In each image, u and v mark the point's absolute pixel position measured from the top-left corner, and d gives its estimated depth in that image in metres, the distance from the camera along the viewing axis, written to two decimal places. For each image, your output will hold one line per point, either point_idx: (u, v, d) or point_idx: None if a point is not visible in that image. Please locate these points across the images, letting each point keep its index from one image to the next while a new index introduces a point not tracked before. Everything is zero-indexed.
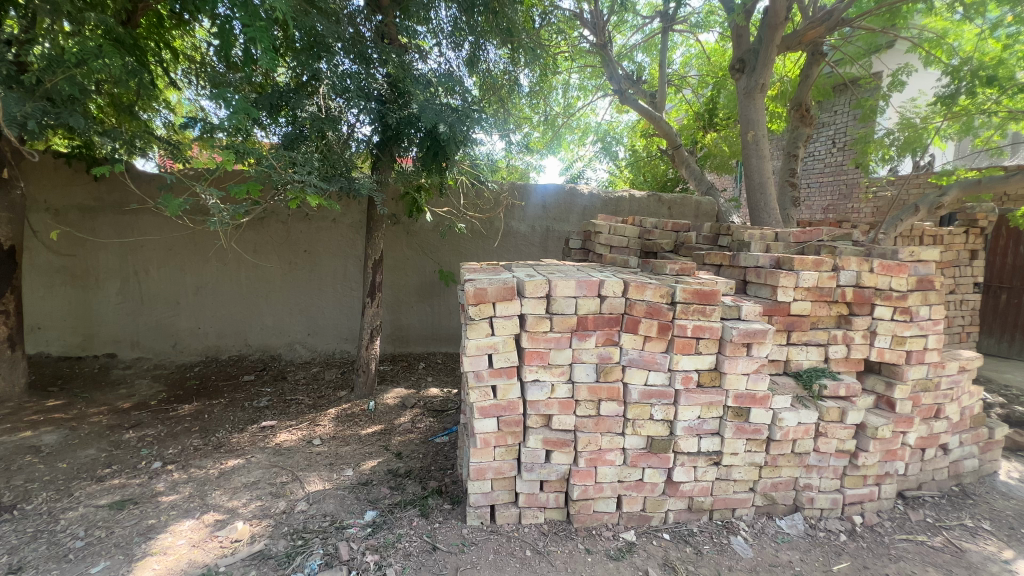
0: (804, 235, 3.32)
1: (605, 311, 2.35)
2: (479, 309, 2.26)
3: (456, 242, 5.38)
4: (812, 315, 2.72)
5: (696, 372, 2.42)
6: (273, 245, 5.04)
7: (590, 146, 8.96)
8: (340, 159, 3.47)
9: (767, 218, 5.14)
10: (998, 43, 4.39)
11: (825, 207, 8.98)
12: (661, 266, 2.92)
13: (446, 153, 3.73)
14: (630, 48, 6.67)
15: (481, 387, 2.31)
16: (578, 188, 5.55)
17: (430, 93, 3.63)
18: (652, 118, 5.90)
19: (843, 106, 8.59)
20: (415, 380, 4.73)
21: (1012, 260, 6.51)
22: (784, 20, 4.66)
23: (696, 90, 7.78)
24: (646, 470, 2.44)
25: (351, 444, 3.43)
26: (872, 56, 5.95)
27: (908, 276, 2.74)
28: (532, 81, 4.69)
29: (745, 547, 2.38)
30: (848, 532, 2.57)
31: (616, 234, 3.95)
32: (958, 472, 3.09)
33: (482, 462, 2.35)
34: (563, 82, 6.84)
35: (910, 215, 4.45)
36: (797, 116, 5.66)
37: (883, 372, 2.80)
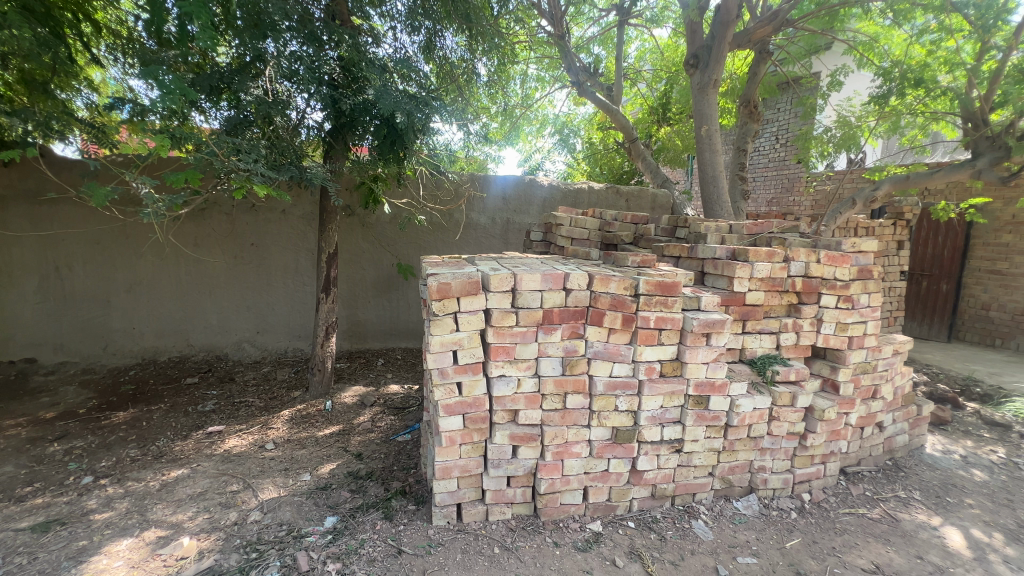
0: (756, 227, 3.45)
1: (570, 304, 2.34)
2: (442, 304, 2.18)
3: (414, 235, 5.24)
4: (765, 305, 2.83)
5: (659, 363, 2.46)
6: (216, 238, 4.71)
7: (548, 138, 8.93)
8: (289, 147, 3.28)
9: (719, 210, 5.31)
10: (924, 48, 4.68)
11: (769, 200, 9.44)
12: (624, 258, 2.93)
13: (403, 142, 3.58)
14: (588, 40, 6.67)
15: (446, 385, 2.24)
16: (537, 180, 5.53)
17: (386, 78, 3.50)
18: (609, 110, 5.96)
19: (785, 104, 9.02)
20: (375, 378, 4.58)
21: (933, 250, 7.11)
22: (736, 18, 4.77)
23: (651, 84, 7.90)
24: (612, 460, 2.46)
25: (308, 448, 3.27)
26: (812, 57, 6.24)
27: (851, 267, 2.90)
28: (490, 70, 4.59)
29: (705, 530, 2.46)
30: (798, 509, 2.72)
31: (578, 226, 3.99)
32: (892, 447, 3.33)
33: (447, 461, 2.30)
34: (521, 73, 6.79)
35: (848, 208, 4.73)
36: (745, 113, 5.86)
37: (828, 357, 2.96)
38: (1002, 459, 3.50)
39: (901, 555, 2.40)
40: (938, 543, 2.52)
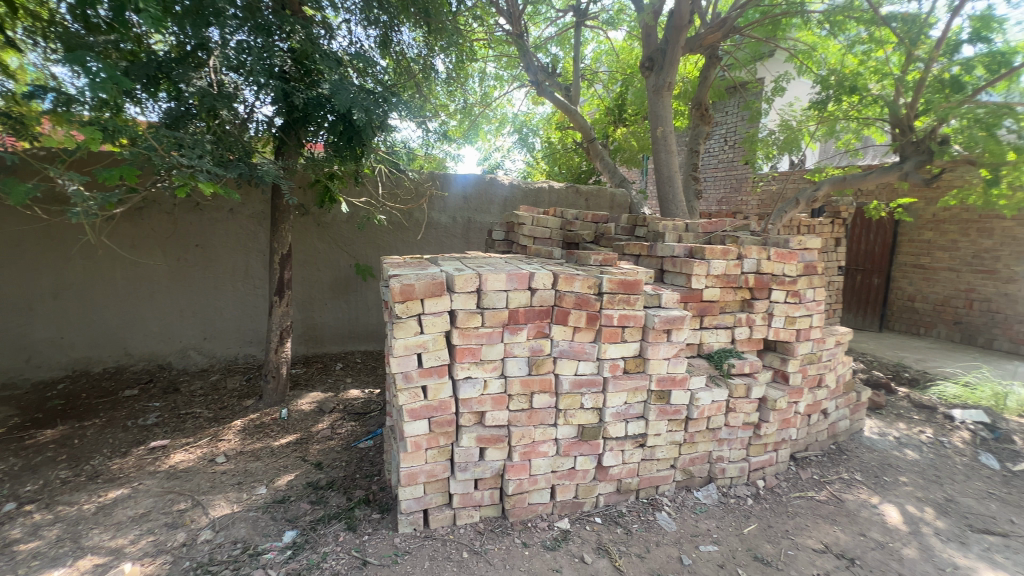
0: (710, 226, 3.57)
1: (536, 303, 2.34)
2: (406, 306, 2.13)
3: (373, 235, 5.10)
4: (720, 301, 2.93)
5: (622, 360, 2.51)
6: (156, 239, 4.40)
7: (506, 137, 8.92)
8: (237, 142, 3.10)
9: (675, 210, 5.48)
10: (857, 58, 5.00)
11: (719, 199, 9.85)
12: (586, 257, 2.96)
13: (361, 139, 3.46)
14: (545, 40, 6.71)
15: (411, 389, 2.19)
16: (498, 179, 5.51)
17: (341, 72, 3.36)
18: (568, 110, 6.02)
19: (733, 108, 9.43)
20: (333, 383, 4.42)
21: (866, 247, 7.64)
22: (688, 23, 4.91)
23: (607, 85, 8.05)
24: (578, 458, 2.49)
25: (263, 459, 3.11)
26: (757, 63, 6.55)
27: (798, 263, 3.05)
28: (449, 67, 4.52)
29: (669, 522, 2.52)
30: (754, 496, 2.85)
31: (540, 225, 4.01)
32: (835, 432, 3.55)
33: (413, 467, 2.24)
34: (480, 71, 6.74)
35: (792, 207, 5.00)
36: (697, 115, 6.08)
37: (778, 350, 3.11)
38: (930, 438, 3.80)
39: (847, 534, 2.56)
40: (879, 520, 2.70)
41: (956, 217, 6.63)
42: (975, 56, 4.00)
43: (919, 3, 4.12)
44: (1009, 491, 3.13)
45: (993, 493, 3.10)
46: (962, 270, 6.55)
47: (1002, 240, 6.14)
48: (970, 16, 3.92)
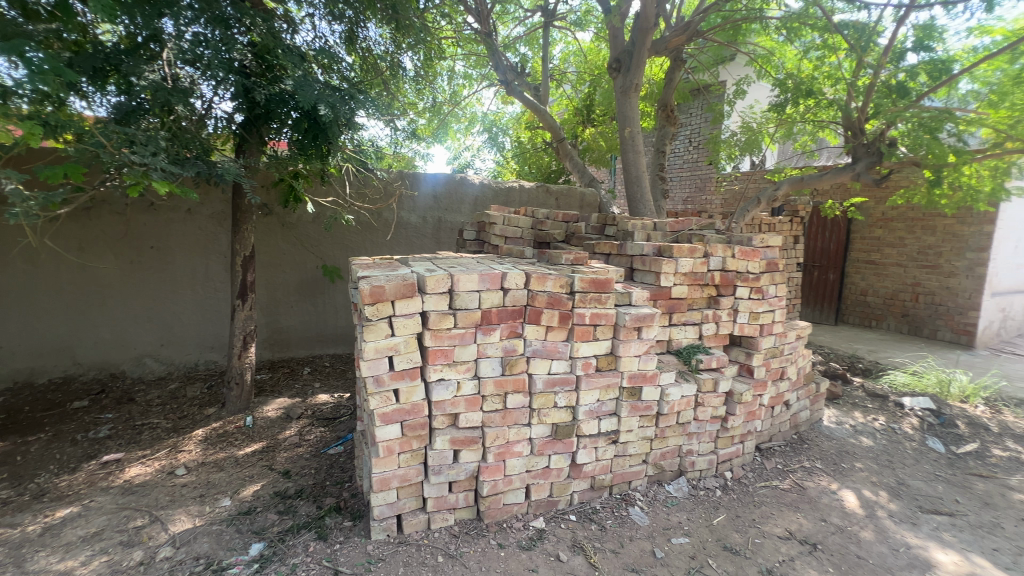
0: (678, 225, 3.65)
1: (508, 303, 2.34)
2: (376, 308, 2.09)
3: (341, 235, 4.98)
4: (688, 298, 3.00)
5: (595, 358, 2.53)
6: (106, 241, 4.15)
7: (476, 136, 8.87)
8: (194, 139, 2.96)
9: (643, 209, 5.58)
10: (812, 63, 5.21)
11: (685, 198, 10.10)
12: (558, 257, 2.97)
13: (327, 137, 3.37)
14: (514, 40, 6.71)
15: (382, 393, 2.14)
16: (468, 178, 5.48)
17: (306, 67, 3.26)
18: (537, 110, 6.04)
19: (697, 110, 9.69)
20: (301, 388, 4.29)
21: (822, 244, 8.00)
22: (653, 26, 4.99)
23: (576, 85, 8.13)
24: (552, 456, 2.49)
25: (226, 470, 2.99)
26: (719, 66, 6.74)
27: (760, 260, 3.15)
28: (417, 65, 4.46)
29: (641, 516, 2.56)
30: (722, 487, 2.93)
31: (511, 225, 4.01)
32: (797, 422, 3.69)
33: (385, 472, 2.20)
34: (448, 69, 6.68)
35: (754, 206, 5.18)
36: (663, 116, 6.21)
37: (743, 344, 3.21)
38: (883, 425, 4.01)
39: (809, 520, 2.66)
40: (837, 506, 2.82)
41: (903, 216, 7.01)
42: (918, 63, 4.22)
43: (868, 12, 4.32)
44: (954, 473, 3.34)
45: (940, 475, 3.29)
46: (909, 266, 6.94)
47: (944, 237, 6.53)
48: (913, 25, 4.14)
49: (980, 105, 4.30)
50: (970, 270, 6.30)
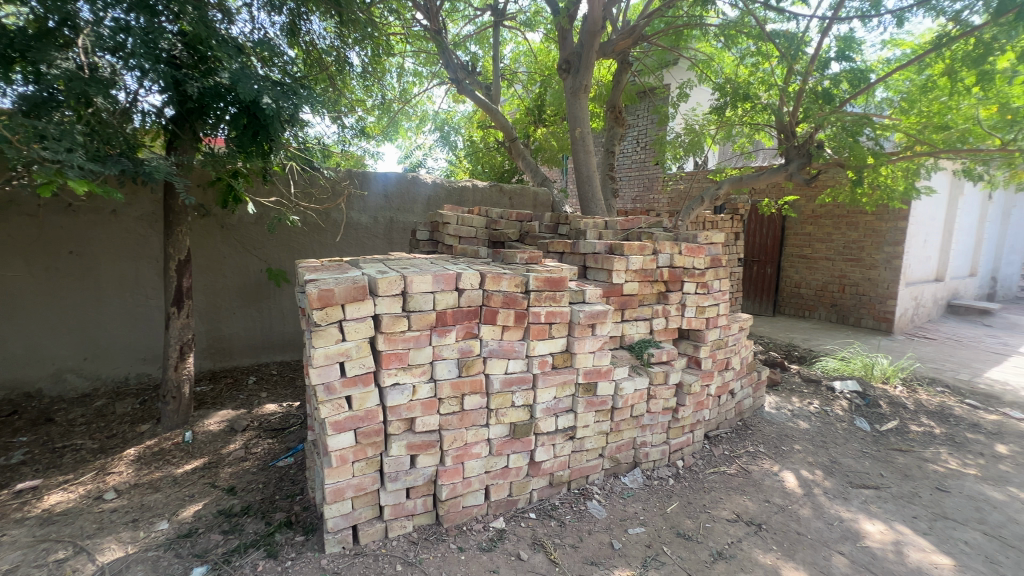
0: (628, 223, 3.75)
1: (463, 304, 2.32)
2: (325, 313, 2.02)
3: (286, 237, 4.76)
4: (639, 294, 3.09)
5: (551, 355, 2.56)
6: (16, 245, 3.74)
7: (428, 135, 8.73)
8: (118, 135, 2.72)
9: (595, 208, 5.70)
10: (748, 69, 5.50)
11: (634, 198, 10.42)
12: (512, 256, 2.98)
13: (269, 134, 3.20)
14: (464, 38, 6.66)
15: (334, 400, 2.07)
16: (420, 177, 5.39)
17: (243, 60, 3.06)
18: (489, 109, 6.02)
19: (643, 112, 10.02)
20: (246, 399, 4.07)
21: (760, 240, 8.48)
22: (601, 29, 5.09)
23: (527, 85, 8.19)
24: (511, 456, 2.50)
25: (164, 490, 2.79)
26: (663, 70, 6.99)
27: (705, 257, 3.29)
28: (364, 61, 4.35)
29: (599, 509, 2.62)
30: (674, 476, 3.05)
31: (465, 225, 3.99)
32: (741, 410, 3.89)
33: (339, 482, 2.12)
34: (397, 65, 6.53)
35: (698, 205, 5.41)
36: (612, 117, 6.37)
37: (691, 337, 3.34)
38: (817, 409, 4.30)
39: (754, 502, 2.82)
40: (779, 486, 3.00)
41: (830, 213, 7.56)
42: (841, 72, 4.54)
43: (797, 22, 4.61)
44: (878, 449, 3.64)
45: (867, 452, 3.57)
46: (837, 259, 7.49)
47: (865, 232, 7.10)
48: (836, 36, 4.45)
49: (893, 112, 4.71)
50: (888, 262, 6.89)
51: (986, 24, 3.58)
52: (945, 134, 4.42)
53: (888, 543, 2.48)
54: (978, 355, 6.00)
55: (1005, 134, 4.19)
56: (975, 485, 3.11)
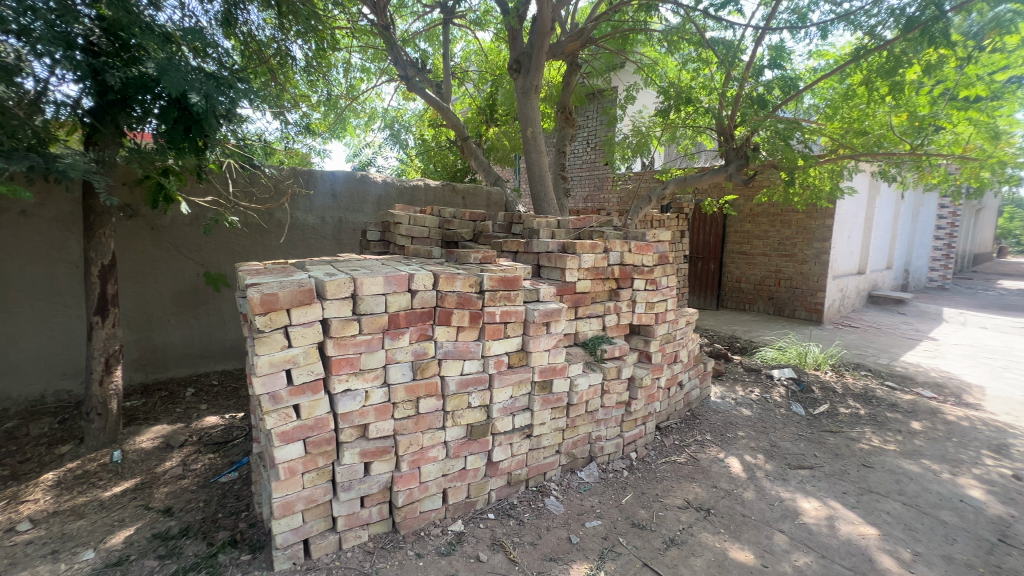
0: (580, 222, 3.82)
1: (417, 306, 2.28)
2: (269, 319, 1.92)
3: (225, 239, 4.50)
4: (591, 292, 3.16)
5: (506, 355, 2.56)
6: None
7: (378, 133, 8.51)
8: (25, 127, 2.46)
9: (547, 207, 5.76)
10: (690, 73, 5.74)
11: (585, 197, 10.63)
12: (466, 256, 2.96)
13: (202, 129, 2.99)
14: (413, 35, 6.54)
15: (280, 410, 1.98)
16: (370, 176, 5.24)
17: (172, 50, 2.86)
18: (440, 108, 5.94)
19: (593, 113, 10.25)
20: (183, 413, 3.80)
21: (703, 238, 8.91)
22: (550, 30, 5.15)
23: (478, 84, 8.15)
24: (468, 457, 2.48)
25: (89, 516, 2.56)
26: (611, 73, 7.17)
27: (653, 254, 3.41)
28: (307, 54, 4.20)
29: (557, 505, 2.65)
30: (628, 468, 3.14)
31: (417, 224, 3.92)
32: (689, 401, 4.06)
33: (288, 496, 2.03)
34: (343, 60, 6.31)
35: (646, 204, 5.59)
36: (563, 118, 6.46)
37: (641, 333, 3.45)
38: (758, 396, 4.56)
39: (703, 488, 2.95)
40: (725, 472, 3.16)
41: (766, 212, 8.05)
42: (774, 78, 4.81)
43: (733, 31, 4.85)
44: (812, 431, 3.91)
45: (802, 435, 3.83)
46: (772, 255, 7.99)
47: (797, 230, 7.61)
48: (769, 45, 4.72)
49: (819, 117, 5.07)
50: (817, 257, 7.42)
51: (896, 39, 3.92)
52: (864, 140, 4.80)
53: (822, 519, 2.67)
54: (894, 340, 6.59)
55: (913, 139, 4.61)
56: (895, 460, 3.41)
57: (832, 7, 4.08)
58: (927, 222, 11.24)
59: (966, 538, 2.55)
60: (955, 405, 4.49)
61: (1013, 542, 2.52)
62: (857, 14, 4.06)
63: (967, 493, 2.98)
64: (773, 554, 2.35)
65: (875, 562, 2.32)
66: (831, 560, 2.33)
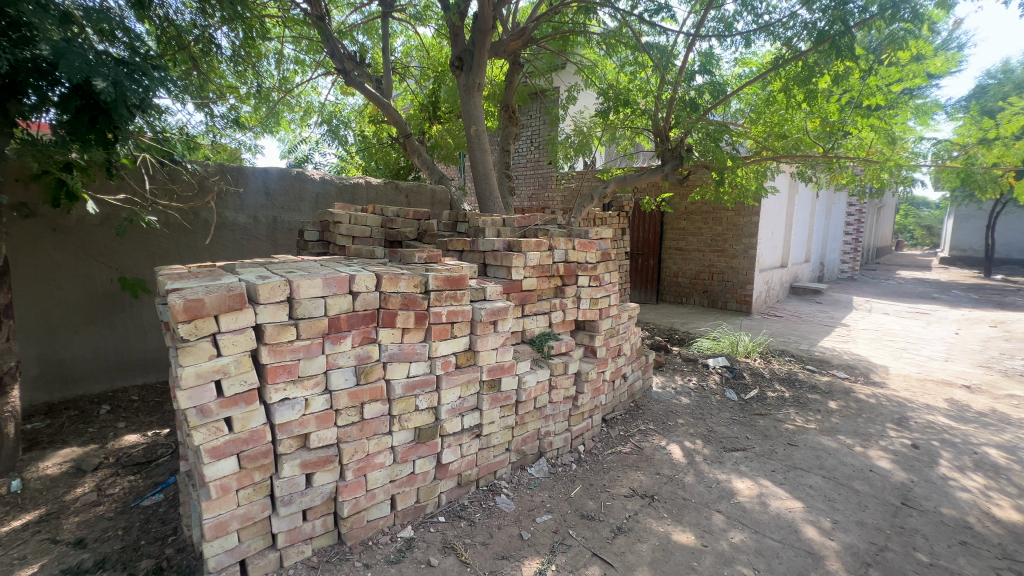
0: (524, 220, 3.84)
1: (359, 308, 2.20)
2: (194, 327, 1.78)
3: (143, 240, 4.13)
4: (537, 289, 3.19)
5: (454, 355, 2.53)
6: None
7: (315, 128, 8.13)
8: None
9: (493, 206, 5.75)
10: (628, 76, 5.94)
11: (530, 195, 10.75)
12: (410, 256, 2.89)
13: (112, 119, 2.72)
14: (350, 27, 6.30)
15: (209, 425, 1.84)
16: (307, 173, 4.99)
17: (73, 33, 2.59)
18: (380, 103, 5.76)
19: (536, 112, 10.37)
20: (98, 432, 3.46)
21: (643, 235, 9.23)
22: (492, 28, 5.14)
23: (419, 81, 8.01)
24: (417, 461, 2.43)
25: None
26: (553, 73, 7.27)
27: (596, 251, 3.51)
28: (234, 43, 3.96)
29: (508, 503, 2.66)
30: (577, 461, 3.21)
31: (358, 223, 3.78)
32: (633, 392, 4.21)
33: (221, 515, 1.89)
34: (274, 51, 5.96)
35: (589, 202, 5.73)
36: (506, 117, 6.47)
37: (587, 328, 3.52)
38: (696, 385, 4.81)
39: (647, 475, 3.08)
40: (667, 458, 3.31)
41: (699, 210, 8.49)
42: (705, 83, 5.04)
43: (666, 37, 5.06)
44: (745, 415, 4.18)
45: (735, 419, 4.09)
46: (706, 251, 8.45)
47: (728, 227, 8.11)
48: (699, 52, 4.97)
49: (745, 121, 5.41)
50: (745, 252, 7.94)
51: (810, 51, 4.26)
52: (784, 142, 5.13)
53: (755, 497, 2.86)
54: (813, 328, 7.18)
55: (825, 143, 5.04)
56: (816, 437, 3.72)
57: (754, 18, 4.36)
58: (838, 220, 12.34)
59: (875, 503, 2.82)
60: (864, 384, 4.97)
61: (913, 504, 2.82)
62: (776, 26, 4.36)
63: (875, 463, 3.31)
64: (712, 533, 2.49)
65: (801, 533, 2.52)
66: (763, 535, 2.50)
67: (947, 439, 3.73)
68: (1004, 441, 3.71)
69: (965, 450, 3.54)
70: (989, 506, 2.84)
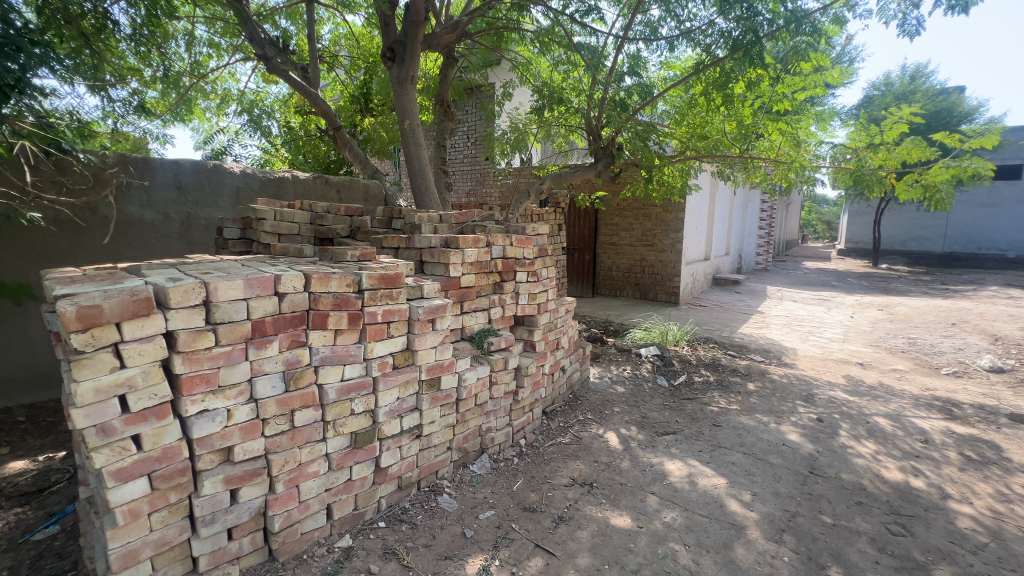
0: (461, 217, 3.81)
1: (286, 310, 2.07)
2: (90, 336, 1.59)
3: (25, 239, 3.64)
4: (476, 286, 3.18)
5: (391, 356, 2.46)
6: None
7: (232, 118, 7.53)
8: None
9: (429, 201, 5.64)
10: (561, 74, 6.04)
11: (467, 191, 10.69)
12: (341, 253, 2.77)
13: None
14: (271, 10, 5.89)
15: (113, 445, 1.66)
16: (225, 166, 4.61)
17: None
18: (306, 93, 5.44)
19: (471, 108, 10.30)
20: None
21: (579, 230, 9.46)
22: (424, 20, 5.01)
23: (349, 71, 7.66)
24: (354, 467, 2.34)
25: None
26: (488, 68, 7.24)
27: (533, 247, 3.56)
28: (134, 20, 3.57)
29: (450, 502, 2.64)
30: (518, 454, 3.25)
31: (284, 219, 3.53)
32: (572, 384, 4.33)
33: (130, 543, 1.71)
34: (184, 31, 5.44)
35: (525, 199, 5.78)
36: (441, 111, 6.35)
37: (526, 323, 3.56)
38: (631, 374, 5.03)
39: (586, 463, 3.18)
40: (604, 446, 3.43)
41: (630, 206, 8.85)
42: (633, 85, 5.23)
43: (597, 38, 5.20)
44: (675, 400, 4.43)
45: (666, 404, 4.32)
46: (637, 245, 8.83)
47: (657, 222, 8.53)
48: (628, 54, 5.15)
49: (670, 122, 5.73)
50: (673, 246, 8.40)
51: (726, 58, 4.57)
52: (705, 143, 5.50)
53: (685, 477, 3.04)
54: (733, 316, 7.75)
55: (741, 144, 5.44)
56: (736, 417, 4.03)
57: (677, 24, 4.58)
58: (753, 216, 13.38)
59: (788, 474, 3.10)
60: (777, 366, 5.45)
61: (818, 472, 3.14)
62: (696, 33, 4.60)
63: (787, 438, 3.64)
64: (647, 515, 2.62)
65: (725, 507, 2.72)
66: (692, 511, 2.67)
67: (845, 411, 4.18)
68: (890, 410, 4.21)
69: (859, 421, 3.98)
70: (879, 469, 3.21)
